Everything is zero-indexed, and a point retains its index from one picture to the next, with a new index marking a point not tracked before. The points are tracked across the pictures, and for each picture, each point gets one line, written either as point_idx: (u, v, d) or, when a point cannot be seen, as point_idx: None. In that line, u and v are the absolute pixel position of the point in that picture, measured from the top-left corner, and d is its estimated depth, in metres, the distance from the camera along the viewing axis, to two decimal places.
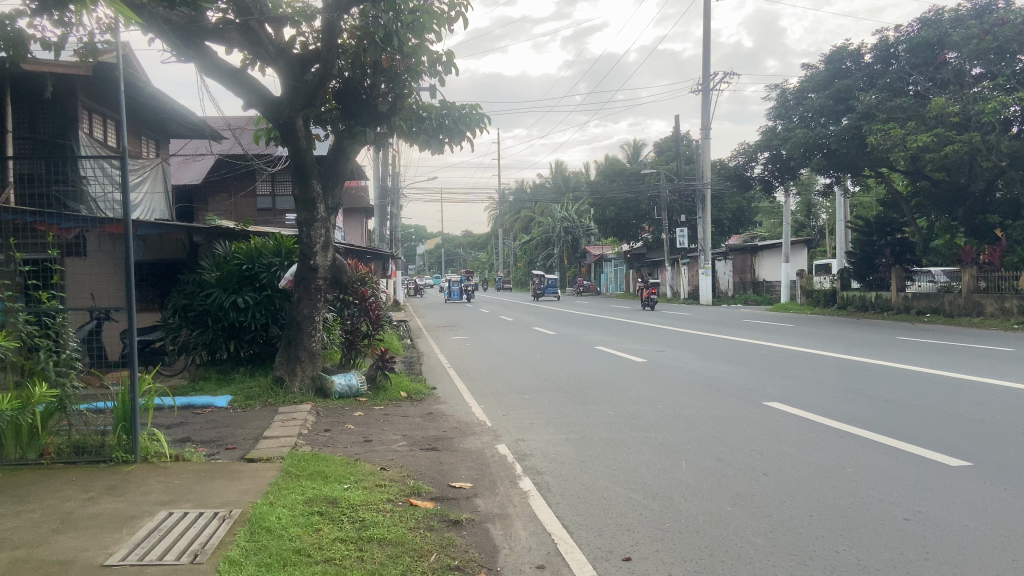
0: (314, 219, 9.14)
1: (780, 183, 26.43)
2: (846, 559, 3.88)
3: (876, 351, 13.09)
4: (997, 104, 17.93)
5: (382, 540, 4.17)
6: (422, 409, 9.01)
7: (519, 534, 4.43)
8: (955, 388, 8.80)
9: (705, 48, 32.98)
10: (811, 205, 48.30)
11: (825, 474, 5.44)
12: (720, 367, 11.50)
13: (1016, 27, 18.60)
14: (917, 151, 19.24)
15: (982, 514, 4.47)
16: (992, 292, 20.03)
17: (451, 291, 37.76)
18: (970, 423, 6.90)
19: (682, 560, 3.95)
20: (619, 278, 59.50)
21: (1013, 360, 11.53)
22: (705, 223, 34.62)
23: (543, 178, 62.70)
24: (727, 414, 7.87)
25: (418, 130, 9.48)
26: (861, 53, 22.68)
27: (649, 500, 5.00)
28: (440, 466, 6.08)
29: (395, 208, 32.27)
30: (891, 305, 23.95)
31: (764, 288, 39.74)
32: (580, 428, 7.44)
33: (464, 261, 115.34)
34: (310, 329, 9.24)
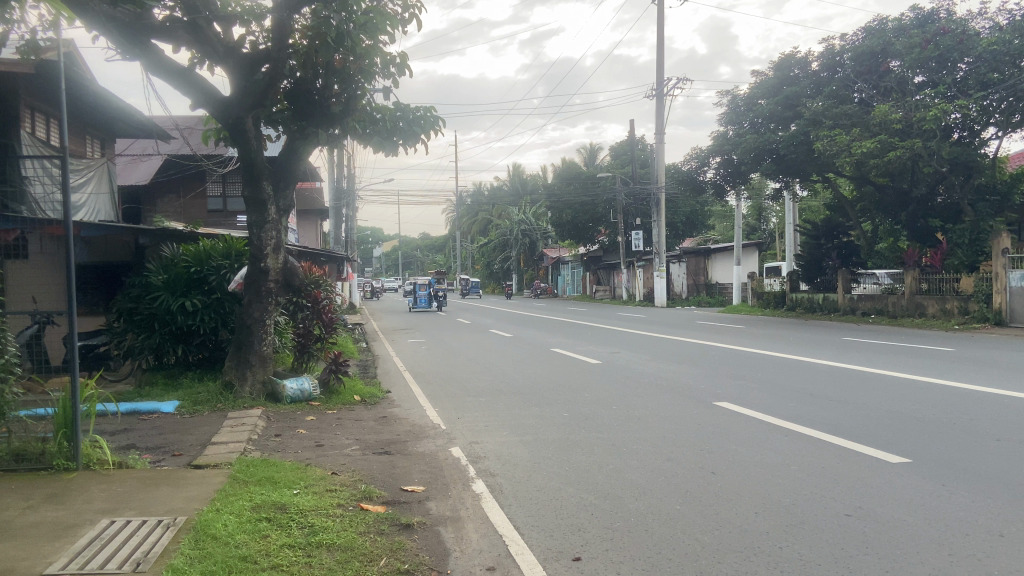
0: (265, 221, 8.98)
1: (731, 188, 26.93)
2: (789, 554, 3.97)
3: (823, 351, 13.43)
4: (938, 112, 18.44)
5: (332, 546, 4.13)
6: (377, 412, 8.94)
7: (470, 536, 4.44)
8: (898, 387, 9.03)
9: (659, 52, 33.47)
10: (762, 209, 49.34)
11: (771, 472, 5.55)
12: (673, 368, 11.68)
13: (954, 37, 19.17)
14: (862, 157, 19.85)
15: (920, 510, 4.60)
16: (933, 293, 20.76)
17: (417, 298, 33.38)
18: (911, 422, 7.09)
19: (631, 559, 3.99)
20: (576, 281, 59.90)
21: (951, 360, 11.91)
22: (660, 227, 35.07)
23: (500, 181, 62.69)
24: (678, 414, 7.98)
25: (372, 132, 9.25)
26: (808, 61, 23.25)
27: (599, 500, 5.05)
28: (393, 469, 6.05)
29: (350, 210, 32.05)
30: (837, 305, 24.63)
31: (717, 290, 40.41)
32: (534, 429, 7.49)
33: (421, 263, 114.98)
34: (261, 333, 9.09)
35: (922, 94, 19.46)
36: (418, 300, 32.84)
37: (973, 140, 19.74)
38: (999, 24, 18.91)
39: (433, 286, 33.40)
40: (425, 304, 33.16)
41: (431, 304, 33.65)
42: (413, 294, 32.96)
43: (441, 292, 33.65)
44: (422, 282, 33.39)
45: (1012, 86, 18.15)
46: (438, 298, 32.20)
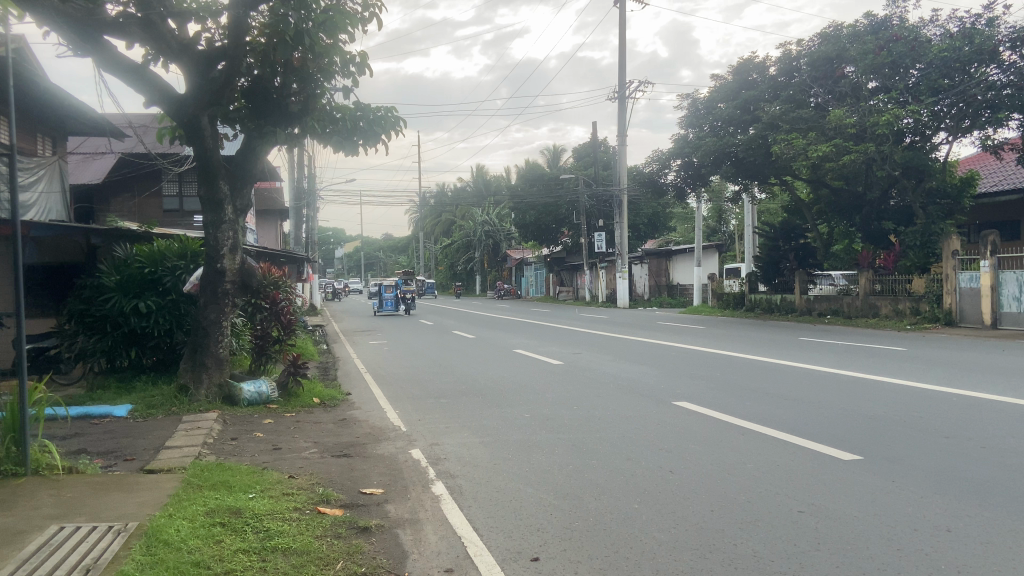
0: (221, 221, 8.84)
1: (691, 190, 27.24)
2: (744, 551, 4.03)
3: (780, 351, 13.64)
4: (891, 117, 18.85)
5: (288, 550, 4.08)
6: (337, 415, 8.86)
7: (428, 538, 4.42)
8: (851, 386, 9.22)
9: (621, 55, 33.74)
10: (722, 211, 50.06)
11: (728, 471, 5.62)
12: (633, 368, 11.78)
13: (907, 43, 19.61)
14: (818, 160, 20.24)
15: (870, 506, 4.70)
16: (887, 294, 21.30)
17: (383, 300, 31.30)
18: (863, 420, 7.25)
19: (589, 559, 4.01)
20: (539, 281, 60.08)
21: (903, 359, 12.19)
22: (622, 228, 35.30)
23: (463, 182, 62.58)
24: (637, 414, 8.05)
25: (331, 131, 9.10)
26: (766, 66, 23.63)
27: (559, 500, 5.07)
28: (352, 472, 6.00)
29: (311, 210, 31.73)
30: (795, 306, 25.12)
31: (679, 291, 40.87)
32: (495, 430, 7.49)
33: (383, 264, 114.25)
34: (218, 335, 8.94)
35: (875, 98, 19.85)
36: (384, 302, 30.79)
37: (924, 145, 20.21)
38: (950, 31, 19.39)
39: (400, 288, 31.43)
40: (391, 308, 31.07)
41: (398, 307, 31.56)
42: (378, 296, 30.98)
43: (409, 294, 31.52)
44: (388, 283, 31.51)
45: (961, 92, 18.69)
46: (407, 300, 30.18)
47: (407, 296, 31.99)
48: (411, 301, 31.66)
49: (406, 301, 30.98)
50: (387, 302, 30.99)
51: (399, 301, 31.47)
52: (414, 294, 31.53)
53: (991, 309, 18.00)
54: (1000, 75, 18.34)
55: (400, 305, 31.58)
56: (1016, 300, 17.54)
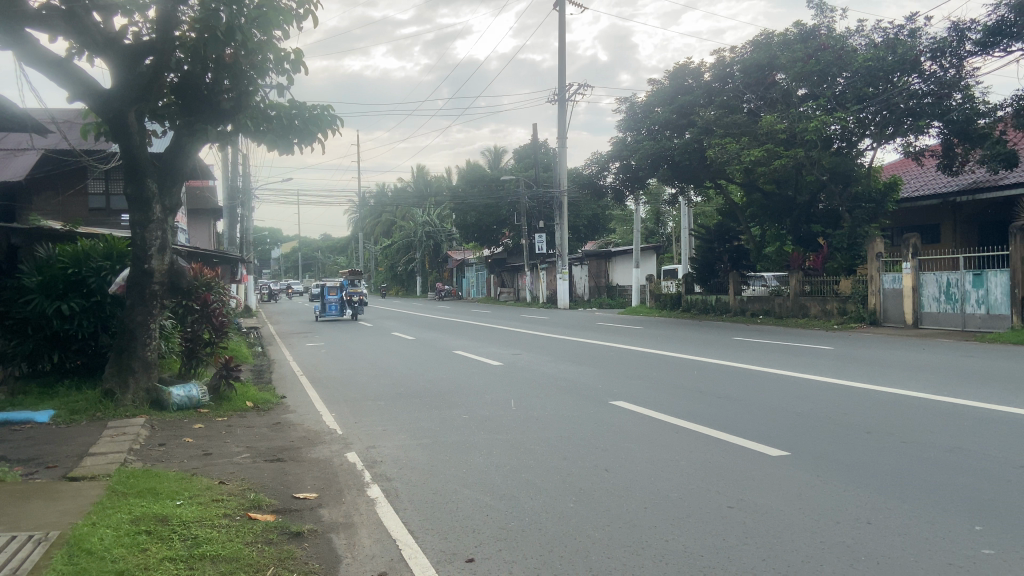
0: (149, 220, 8.58)
1: (630, 192, 27.57)
2: (674, 546, 4.12)
3: (714, 351, 13.93)
4: (819, 123, 19.48)
5: (216, 557, 3.99)
6: (270, 418, 8.70)
7: (362, 543, 4.37)
8: (781, 384, 9.50)
9: (560, 57, 34.03)
10: (660, 213, 50.98)
11: (660, 467, 5.75)
12: (572, 368, 11.85)
13: (834, 53, 20.35)
14: (751, 164, 20.76)
15: (796, 500, 4.86)
16: (816, 294, 22.00)
17: (326, 304, 27.98)
18: (792, 416, 7.48)
19: (523, 559, 4.03)
20: (480, 282, 60.01)
21: (832, 357, 12.61)
22: (563, 230, 35.61)
23: (404, 182, 62.13)
24: (574, 413, 8.13)
25: (265, 130, 8.88)
26: (701, 71, 24.14)
27: (496, 500, 5.08)
28: (285, 477, 5.89)
29: (247, 210, 31.04)
30: (729, 306, 25.75)
31: (618, 291, 41.40)
32: (432, 432, 7.46)
33: (322, 264, 112.48)
34: (146, 338, 8.66)
35: (805, 105, 20.49)
36: (328, 306, 27.75)
37: (850, 150, 20.95)
38: (874, 42, 20.13)
39: (345, 291, 28.51)
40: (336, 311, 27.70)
41: (344, 311, 28.03)
42: (321, 299, 27.93)
43: (355, 298, 28.62)
44: (332, 284, 28.12)
45: (885, 100, 19.44)
46: (356, 303, 27.46)
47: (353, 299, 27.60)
48: (357, 305, 28.76)
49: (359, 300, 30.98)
50: (331, 307, 27.90)
51: (344, 305, 28.44)
52: (361, 298, 28.59)
53: (913, 310, 18.79)
54: (922, 84, 19.20)
55: (345, 309, 28.55)
56: (936, 300, 18.34)
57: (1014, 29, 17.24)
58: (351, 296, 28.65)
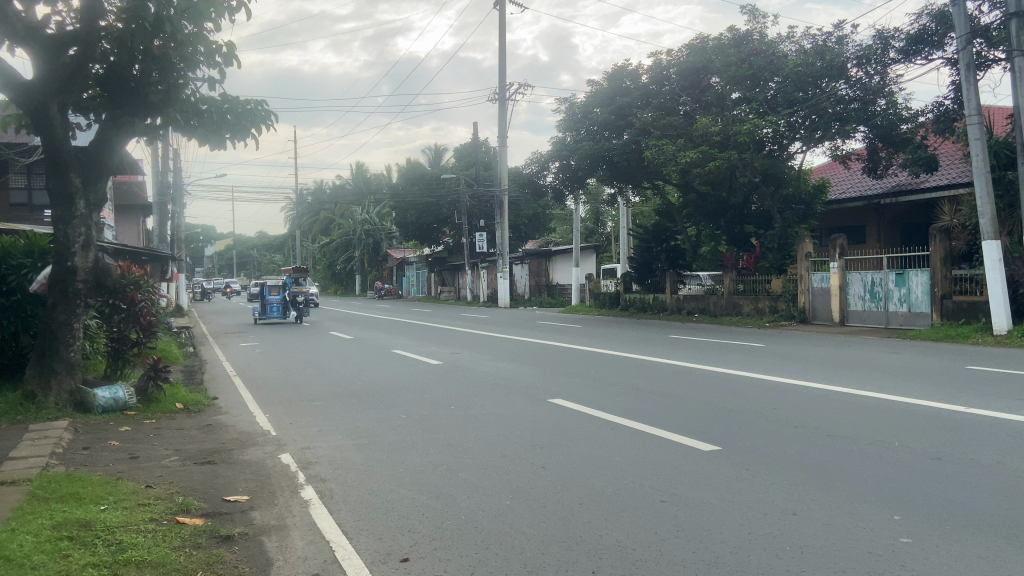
0: (73, 216, 8.27)
1: (569, 192, 27.77)
2: (608, 541, 4.18)
3: (650, 349, 14.17)
4: (751, 126, 19.98)
5: (141, 563, 3.87)
6: (200, 420, 8.48)
7: (295, 545, 4.31)
8: (714, 381, 9.71)
9: (501, 57, 34.07)
10: (599, 213, 51.61)
11: (597, 464, 5.82)
12: (511, 368, 11.88)
13: (766, 57, 20.92)
14: (687, 165, 21.18)
15: (725, 493, 4.98)
16: (748, 293, 22.71)
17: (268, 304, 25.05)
18: (724, 412, 7.67)
19: (457, 557, 4.03)
20: (420, 281, 59.63)
21: (762, 354, 12.96)
22: (504, 229, 35.65)
23: (342, 179, 61.21)
24: (512, 412, 8.17)
25: (196, 124, 8.53)
26: (638, 74, 24.45)
27: (432, 500, 5.06)
28: (215, 480, 5.75)
29: (177, 206, 30.18)
30: (666, 305, 26.27)
31: (558, 291, 41.67)
32: (368, 432, 7.38)
33: (258, 262, 110.10)
34: (69, 338, 8.36)
35: (738, 108, 20.97)
36: (269, 307, 24.64)
37: (781, 153, 21.58)
38: (804, 48, 20.74)
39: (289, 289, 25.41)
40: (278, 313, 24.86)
41: (287, 314, 25.15)
42: (261, 298, 24.86)
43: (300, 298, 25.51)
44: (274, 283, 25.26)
45: (814, 104, 20.12)
46: (301, 306, 24.51)
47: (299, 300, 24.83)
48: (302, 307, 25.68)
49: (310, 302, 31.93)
50: (272, 308, 24.80)
51: (287, 305, 25.34)
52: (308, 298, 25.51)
53: (840, 308, 19.48)
54: (849, 90, 19.89)
55: (289, 311, 25.43)
56: (860, 299, 19.04)
57: (935, 38, 17.95)
58: (295, 295, 25.59)
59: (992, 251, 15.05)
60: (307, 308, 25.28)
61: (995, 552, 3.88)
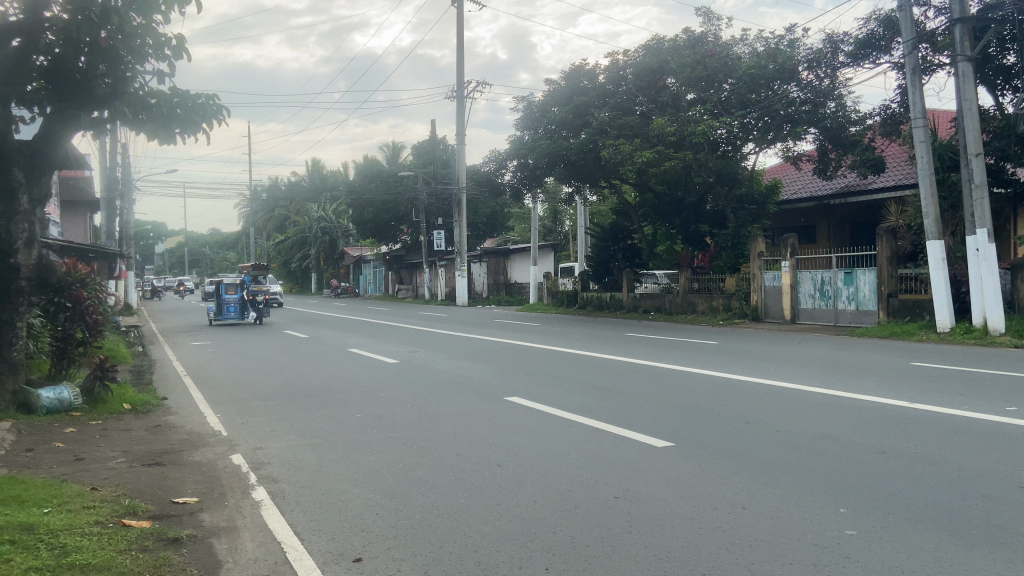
0: (16, 212, 8.04)
1: (527, 191, 27.82)
2: (563, 538, 4.20)
3: (607, 347, 14.28)
4: (705, 127, 20.29)
5: (86, 567, 3.77)
6: (148, 421, 8.29)
7: (245, 546, 4.24)
8: (669, 378, 9.83)
9: (459, 54, 34.01)
10: (557, 212, 51.89)
11: (552, 461, 5.85)
12: (469, 366, 11.86)
13: (720, 59, 21.23)
14: (643, 165, 21.25)
15: (678, 488, 5.06)
16: (703, 292, 22.97)
17: (224, 304, 23.58)
18: (679, 409, 7.75)
19: (411, 556, 4.02)
20: (377, 280, 59.17)
21: (716, 352, 13.15)
22: (462, 227, 35.58)
23: (298, 176, 60.41)
24: (469, 410, 8.15)
25: (145, 118, 8.38)
26: (595, 74, 24.55)
27: (386, 499, 5.03)
28: (163, 482, 5.63)
29: (126, 202, 29.50)
30: (622, 304, 26.55)
31: (516, 289, 41.76)
32: (322, 432, 7.29)
33: (211, 260, 108.05)
34: (12, 337, 8.12)
35: (693, 109, 21.22)
36: (224, 308, 23.26)
37: (735, 154, 21.90)
38: (756, 50, 21.10)
39: (247, 288, 23.88)
40: (234, 314, 23.38)
41: (245, 314, 23.66)
42: (216, 298, 23.51)
43: (259, 296, 24.07)
44: (230, 280, 23.71)
45: (767, 106, 20.60)
46: (259, 308, 23.09)
47: (257, 300, 23.34)
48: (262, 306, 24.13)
49: (270, 302, 31.53)
50: (228, 309, 23.41)
51: (246, 305, 23.93)
52: (268, 297, 24.03)
53: (791, 306, 19.90)
54: (799, 92, 20.39)
55: (248, 310, 24.02)
56: (811, 297, 19.46)
57: (882, 42, 18.47)
58: (255, 295, 24.05)
59: (935, 250, 15.41)
60: (267, 308, 23.87)
61: (934, 544, 4.01)
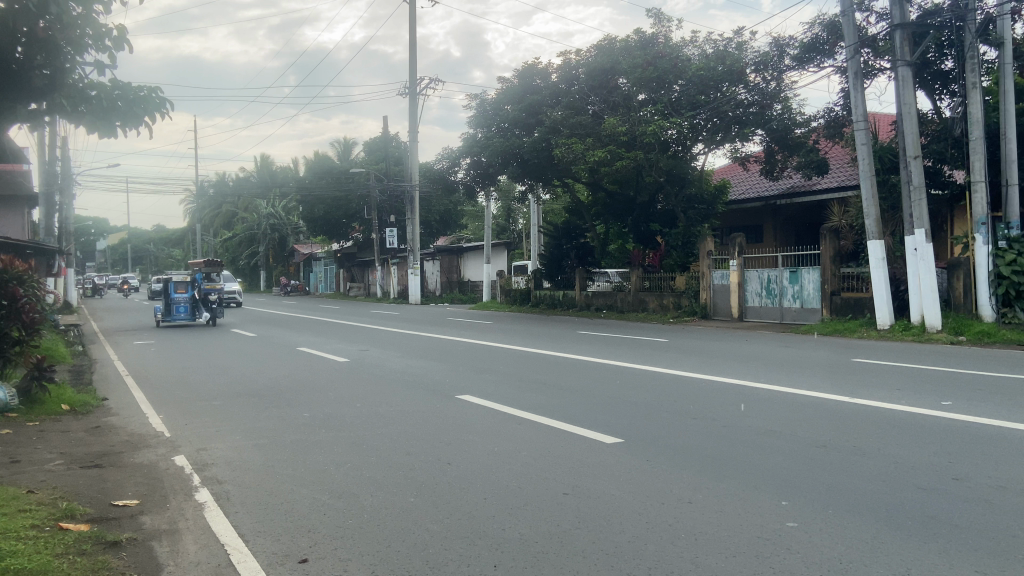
0: None
1: (481, 189, 27.77)
2: (512, 535, 4.21)
3: (559, 344, 14.35)
4: (656, 127, 20.44)
5: (19, 573, 3.64)
6: (88, 422, 8.04)
7: (188, 549, 4.16)
8: (620, 375, 9.92)
9: (411, 50, 33.73)
10: (510, 209, 52.00)
11: (502, 459, 5.85)
12: (420, 364, 11.80)
13: (670, 60, 21.45)
14: (595, 164, 21.36)
15: (626, 484, 5.11)
16: (653, 290, 23.34)
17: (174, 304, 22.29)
18: (629, 405, 7.83)
19: (359, 556, 3.98)
20: (329, 278, 58.51)
21: (666, 349, 13.33)
22: (415, 225, 35.35)
23: (246, 171, 59.27)
24: (419, 409, 8.10)
25: (84, 112, 6.98)
26: (548, 73, 24.53)
27: (334, 499, 4.98)
28: (102, 484, 5.46)
29: (66, 197, 28.63)
30: (574, 302, 26.79)
31: (469, 287, 41.74)
32: (268, 432, 7.17)
33: (155, 257, 105.35)
34: None
35: (644, 109, 21.28)
36: (174, 308, 22.03)
37: (685, 154, 22.21)
38: (706, 52, 21.46)
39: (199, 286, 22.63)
40: (185, 315, 22.12)
41: (197, 315, 22.42)
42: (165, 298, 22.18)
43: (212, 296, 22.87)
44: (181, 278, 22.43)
45: (715, 108, 21.10)
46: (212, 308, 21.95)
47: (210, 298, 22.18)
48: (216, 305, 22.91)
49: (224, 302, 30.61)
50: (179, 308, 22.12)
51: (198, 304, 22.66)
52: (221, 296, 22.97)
53: (738, 304, 20.28)
54: (747, 94, 20.88)
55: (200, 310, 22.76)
56: (758, 295, 19.87)
57: (826, 47, 18.93)
58: (207, 294, 22.81)
59: (876, 250, 15.88)
60: (221, 308, 22.86)
61: (873, 534, 4.13)
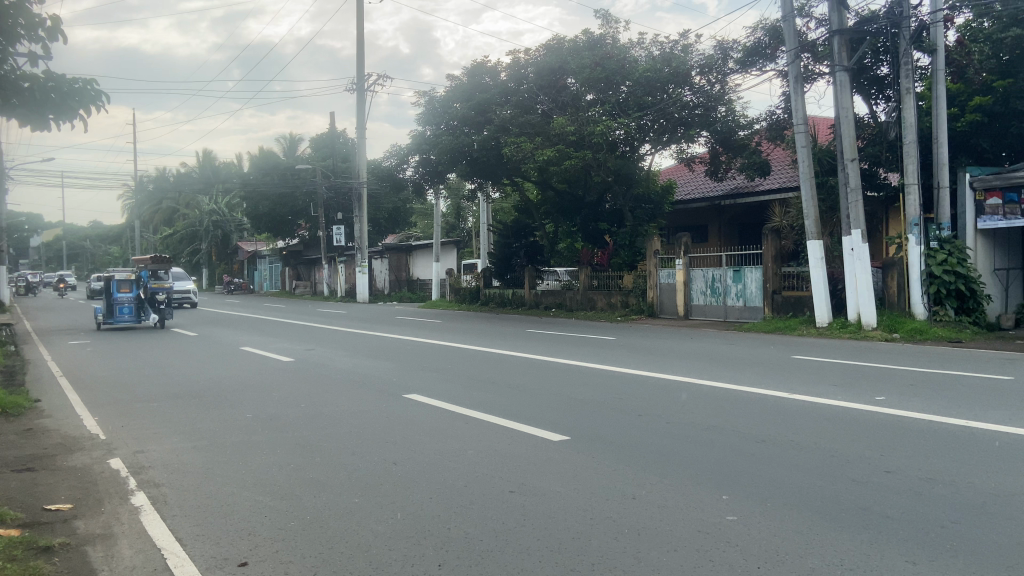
0: None
1: (430, 187, 27.61)
2: (457, 534, 4.21)
3: (507, 343, 14.37)
4: (604, 127, 20.66)
5: None
6: (20, 425, 7.76)
7: (123, 554, 4.04)
8: (567, 373, 9.98)
9: (359, 46, 33.34)
10: (460, 208, 51.83)
11: (448, 458, 5.83)
12: (367, 363, 11.68)
13: (618, 61, 21.67)
14: (544, 164, 21.33)
15: (572, 481, 5.15)
16: (602, 288, 23.51)
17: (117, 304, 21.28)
18: (575, 403, 7.89)
19: (301, 558, 3.93)
20: (274, 276, 57.44)
21: (613, 347, 13.47)
22: (362, 223, 34.97)
23: (188, 167, 57.80)
24: (365, 408, 8.02)
25: (15, 102, 6.97)
26: (497, 71, 24.52)
27: (276, 501, 4.90)
28: (33, 488, 5.27)
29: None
30: (524, 300, 26.80)
31: (418, 286, 41.46)
32: (209, 434, 7.01)
33: (91, 254, 101.98)
34: None
35: (591, 109, 21.46)
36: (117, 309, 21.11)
37: (632, 154, 22.48)
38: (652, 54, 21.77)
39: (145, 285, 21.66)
40: (128, 315, 21.14)
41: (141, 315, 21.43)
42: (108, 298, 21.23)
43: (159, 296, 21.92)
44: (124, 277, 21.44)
45: (661, 110, 21.46)
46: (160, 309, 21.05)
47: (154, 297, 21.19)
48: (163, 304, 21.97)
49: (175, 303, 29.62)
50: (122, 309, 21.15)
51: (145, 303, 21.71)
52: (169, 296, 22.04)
53: (684, 302, 20.57)
54: (692, 96, 21.36)
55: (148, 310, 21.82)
56: (703, 293, 20.22)
57: (768, 51, 19.32)
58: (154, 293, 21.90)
59: (815, 250, 16.32)
60: (170, 308, 21.99)
61: (808, 526, 4.25)
